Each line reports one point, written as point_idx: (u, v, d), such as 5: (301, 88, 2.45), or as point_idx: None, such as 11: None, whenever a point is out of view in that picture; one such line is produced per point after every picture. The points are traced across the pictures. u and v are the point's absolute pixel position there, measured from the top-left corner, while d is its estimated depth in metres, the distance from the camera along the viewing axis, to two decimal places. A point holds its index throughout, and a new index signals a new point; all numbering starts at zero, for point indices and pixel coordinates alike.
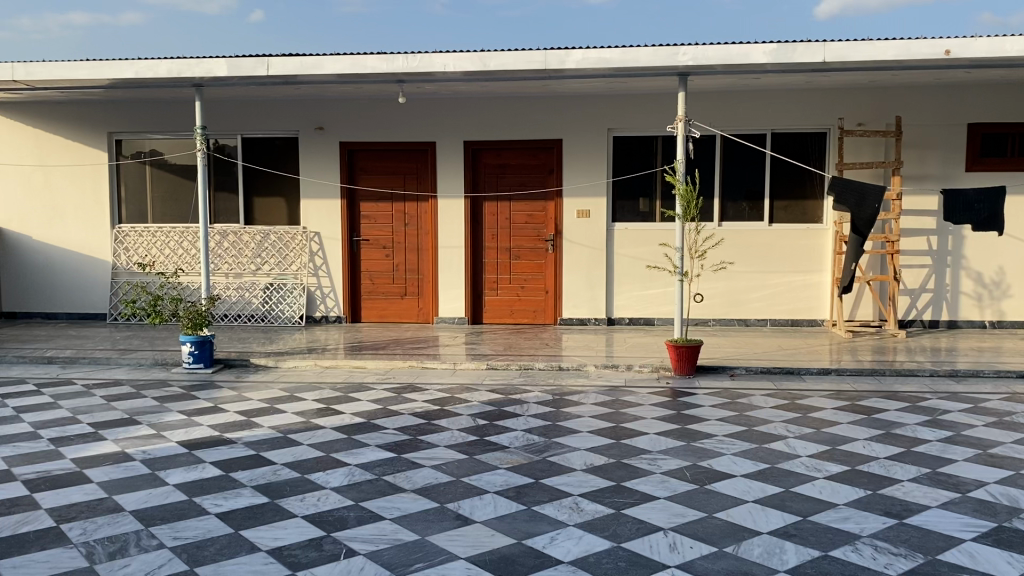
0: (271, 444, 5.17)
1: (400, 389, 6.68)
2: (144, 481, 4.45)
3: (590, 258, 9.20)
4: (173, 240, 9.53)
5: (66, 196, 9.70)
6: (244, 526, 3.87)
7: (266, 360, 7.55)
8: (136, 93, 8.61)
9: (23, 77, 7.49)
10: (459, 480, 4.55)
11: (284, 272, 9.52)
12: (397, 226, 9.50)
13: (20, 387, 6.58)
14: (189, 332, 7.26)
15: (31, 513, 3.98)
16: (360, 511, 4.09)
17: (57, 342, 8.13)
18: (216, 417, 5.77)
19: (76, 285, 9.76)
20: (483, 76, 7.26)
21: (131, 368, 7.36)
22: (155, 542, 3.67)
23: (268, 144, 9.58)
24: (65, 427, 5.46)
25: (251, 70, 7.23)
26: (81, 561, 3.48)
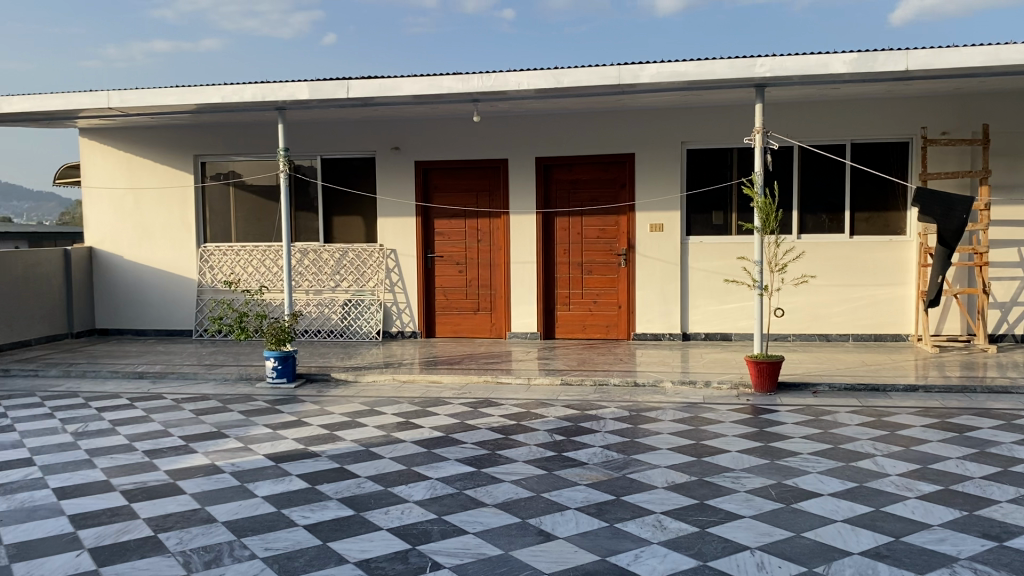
0: (353, 458, 5.26)
1: (476, 403, 6.72)
2: (235, 493, 4.57)
3: (664, 272, 9.13)
4: (256, 258, 9.82)
5: (155, 216, 10.08)
6: (332, 538, 3.94)
7: (346, 374, 7.69)
8: (220, 117, 8.91)
9: (118, 104, 7.85)
10: (539, 496, 4.55)
11: (362, 289, 9.72)
12: (470, 243, 9.59)
13: (114, 400, 6.85)
14: (272, 348, 7.45)
15: (130, 523, 4.13)
16: (443, 525, 4.13)
17: (147, 358, 8.44)
18: (301, 431, 5.90)
19: (163, 302, 10.13)
20: (557, 93, 7.30)
21: (217, 382, 7.59)
22: (247, 553, 3.77)
23: (346, 164, 9.80)
24: (158, 440, 5.65)
25: (332, 93, 7.41)
26: (179, 569, 3.60)
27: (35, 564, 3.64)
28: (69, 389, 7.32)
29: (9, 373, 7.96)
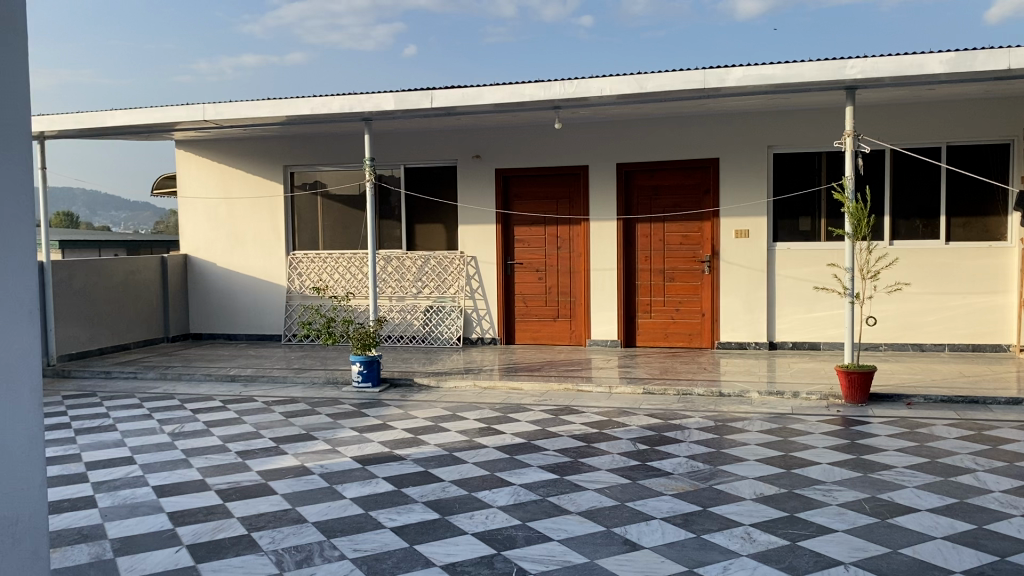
0: (438, 462, 5.31)
1: (558, 411, 6.70)
2: (324, 494, 4.67)
3: (750, 280, 8.96)
4: (342, 265, 10.05)
5: (246, 225, 10.41)
6: (418, 541, 3.99)
7: (428, 380, 7.78)
8: (309, 128, 9.15)
9: (213, 116, 8.15)
10: (624, 505, 4.51)
11: (443, 295, 9.81)
12: (550, 250, 9.59)
13: (208, 403, 7.09)
14: (358, 352, 7.60)
15: (225, 521, 4.26)
16: (528, 531, 4.13)
17: (239, 361, 8.71)
18: (386, 435, 6.00)
19: (254, 308, 10.44)
20: (640, 99, 7.23)
21: (305, 386, 7.78)
22: (337, 553, 3.84)
23: (428, 172, 9.93)
24: (249, 442, 5.82)
25: (417, 103, 7.55)
26: (272, 567, 3.69)
27: (137, 559, 3.79)
28: (165, 391, 7.62)
29: (110, 375, 8.33)
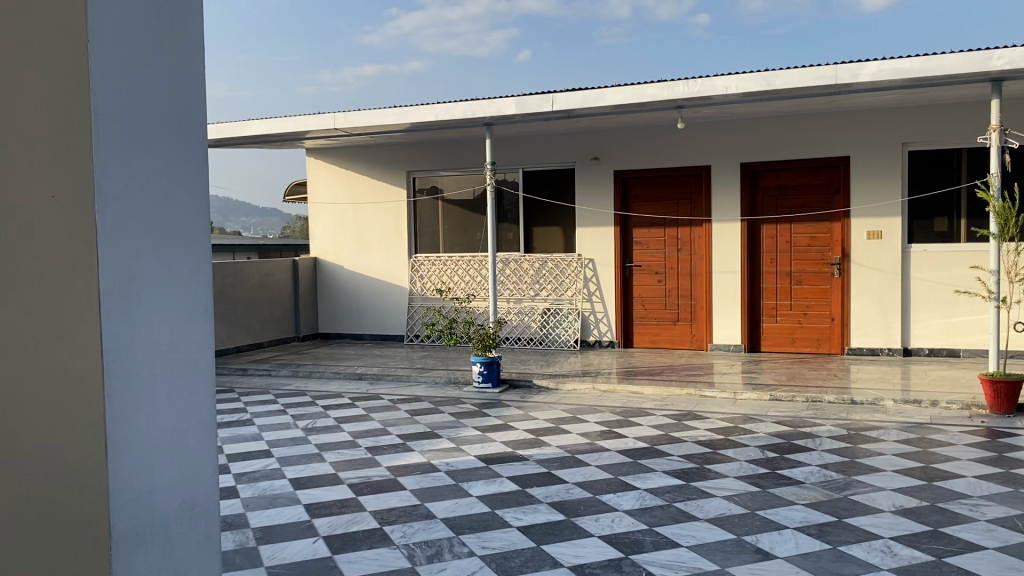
0: (561, 464, 5.32)
1: (681, 416, 6.59)
2: (451, 492, 4.76)
3: (883, 282, 8.59)
4: (462, 267, 10.22)
5: (371, 228, 10.73)
6: (546, 541, 4.00)
7: (548, 382, 7.81)
8: (431, 134, 9.37)
9: (343, 124, 8.45)
10: (753, 513, 4.39)
11: (560, 297, 9.84)
12: (670, 251, 9.46)
13: (338, 400, 7.34)
14: (479, 353, 7.71)
15: (359, 514, 4.40)
16: (655, 536, 4.08)
17: (365, 360, 8.98)
18: (509, 435, 6.06)
19: (378, 309, 10.76)
20: (767, 96, 7.05)
21: (428, 385, 7.95)
22: (466, 550, 3.90)
23: (547, 175, 9.97)
24: (377, 438, 5.99)
25: (538, 106, 7.60)
26: (404, 561, 3.79)
27: (278, 548, 3.96)
28: (297, 388, 7.94)
29: (246, 372, 8.75)
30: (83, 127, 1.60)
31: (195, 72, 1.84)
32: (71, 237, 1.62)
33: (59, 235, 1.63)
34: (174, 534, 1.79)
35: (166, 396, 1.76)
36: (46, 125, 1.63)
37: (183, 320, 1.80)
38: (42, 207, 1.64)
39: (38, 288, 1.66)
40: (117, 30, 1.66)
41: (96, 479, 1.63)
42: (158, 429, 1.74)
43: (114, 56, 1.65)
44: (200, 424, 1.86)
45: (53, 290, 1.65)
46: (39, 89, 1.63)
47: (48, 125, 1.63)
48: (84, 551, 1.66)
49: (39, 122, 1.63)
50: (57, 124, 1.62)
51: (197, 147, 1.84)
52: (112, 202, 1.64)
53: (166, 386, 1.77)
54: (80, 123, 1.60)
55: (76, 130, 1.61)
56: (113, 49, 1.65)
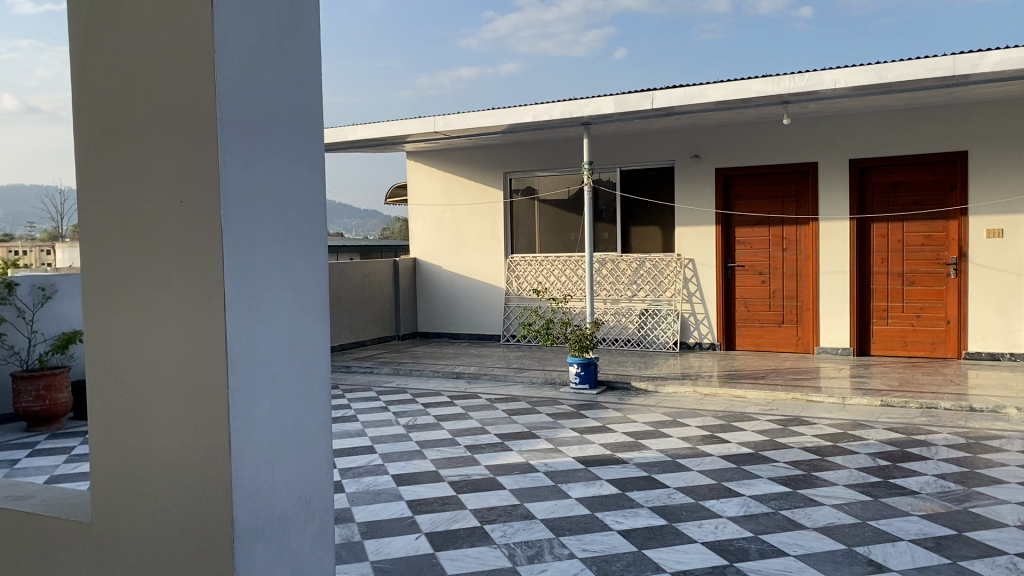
0: (661, 468, 5.24)
1: (786, 421, 6.40)
2: (550, 493, 4.76)
3: (1004, 284, 8.17)
4: (558, 268, 10.20)
5: (469, 229, 10.84)
6: (647, 545, 3.95)
7: (646, 385, 7.71)
8: (529, 135, 9.41)
9: (442, 127, 8.55)
10: (865, 524, 4.22)
11: (659, 298, 9.70)
12: (774, 251, 9.21)
13: (437, 398, 7.44)
14: (576, 355, 7.66)
15: (459, 512, 4.44)
16: (760, 544, 3.96)
17: (463, 360, 9.08)
18: (608, 437, 6.01)
19: (476, 309, 10.85)
20: (877, 90, 6.79)
21: (525, 385, 7.97)
22: (566, 551, 3.88)
23: (645, 175, 9.86)
24: (476, 437, 6.04)
25: (637, 105, 7.50)
26: (505, 560, 3.79)
27: (382, 543, 4.03)
28: (398, 386, 8.10)
29: (350, 369, 8.97)
30: (198, 135, 1.46)
31: (312, 55, 1.68)
32: (185, 250, 1.48)
33: (170, 243, 1.50)
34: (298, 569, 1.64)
35: (285, 390, 1.60)
36: (157, 125, 1.50)
37: (301, 312, 1.64)
38: (152, 210, 1.52)
39: (154, 283, 1.52)
40: (242, 40, 1.50)
41: (218, 518, 1.48)
42: (281, 460, 1.60)
43: (240, 60, 1.50)
44: (317, 421, 1.70)
45: (166, 284, 1.51)
46: (148, 88, 1.50)
47: (158, 126, 1.50)
48: (201, 558, 1.50)
49: (149, 123, 1.51)
50: (170, 129, 1.49)
51: (314, 129, 1.67)
52: (237, 219, 1.49)
53: (285, 382, 1.61)
54: (196, 132, 1.46)
55: (188, 136, 1.47)
56: (236, 54, 1.49)
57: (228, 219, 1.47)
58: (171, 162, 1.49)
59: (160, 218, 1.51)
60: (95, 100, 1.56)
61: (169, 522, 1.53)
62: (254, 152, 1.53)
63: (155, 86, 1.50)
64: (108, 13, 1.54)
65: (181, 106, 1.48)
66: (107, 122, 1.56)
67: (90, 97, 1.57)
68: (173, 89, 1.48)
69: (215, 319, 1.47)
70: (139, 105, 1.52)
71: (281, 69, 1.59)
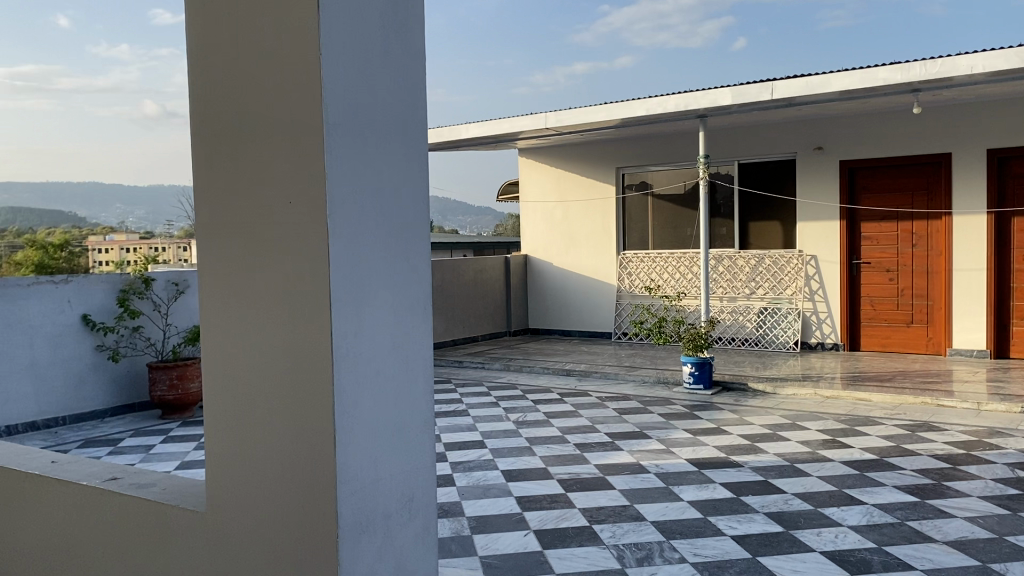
0: (778, 473, 5.06)
1: (915, 427, 6.06)
2: (661, 494, 4.67)
3: None
4: (673, 264, 10.01)
5: (581, 226, 10.80)
6: (762, 552, 3.81)
7: (764, 386, 7.47)
8: (642, 129, 9.28)
9: (554, 123, 8.56)
10: (1002, 539, 3.94)
11: (779, 296, 9.38)
12: (903, 248, 8.76)
13: (548, 395, 7.44)
14: (690, 354, 7.50)
15: (568, 511, 4.42)
16: (885, 556, 3.76)
17: (573, 357, 9.05)
18: (722, 439, 5.86)
19: (588, 306, 10.79)
20: (1020, 74, 6.34)
21: (637, 384, 7.87)
22: (677, 555, 3.80)
23: (764, 168, 9.56)
24: (586, 435, 6.01)
25: (756, 95, 7.26)
26: (613, 561, 3.74)
27: (491, 538, 4.05)
28: (509, 381, 8.15)
29: (462, 364, 9.09)
30: (303, 128, 1.39)
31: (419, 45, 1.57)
32: (293, 245, 1.43)
33: (278, 239, 1.45)
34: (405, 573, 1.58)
35: (389, 390, 1.53)
36: (264, 123, 1.45)
37: (405, 310, 1.56)
38: (260, 205, 1.47)
39: (261, 279, 1.48)
40: (349, 31, 1.42)
41: (322, 526, 1.42)
42: (385, 464, 1.53)
43: (346, 56, 1.42)
44: (422, 417, 1.62)
45: (274, 282, 1.46)
46: (258, 86, 1.45)
47: (264, 125, 1.45)
48: (306, 557, 1.45)
49: (256, 121, 1.46)
50: (276, 123, 1.43)
51: (421, 120, 1.57)
52: (343, 219, 1.41)
53: (390, 382, 1.53)
54: (302, 125, 1.39)
55: (294, 130, 1.40)
56: (342, 51, 1.41)
57: (334, 221, 1.39)
58: (277, 156, 1.43)
59: (268, 215, 1.46)
60: (206, 95, 1.52)
61: (275, 518, 1.49)
62: (361, 149, 1.44)
63: (263, 81, 1.44)
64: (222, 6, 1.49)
65: (287, 99, 1.41)
66: (218, 115, 1.51)
67: (202, 90, 1.53)
68: (281, 84, 1.42)
69: (321, 323, 1.40)
70: (247, 98, 1.47)
71: (389, 60, 1.50)
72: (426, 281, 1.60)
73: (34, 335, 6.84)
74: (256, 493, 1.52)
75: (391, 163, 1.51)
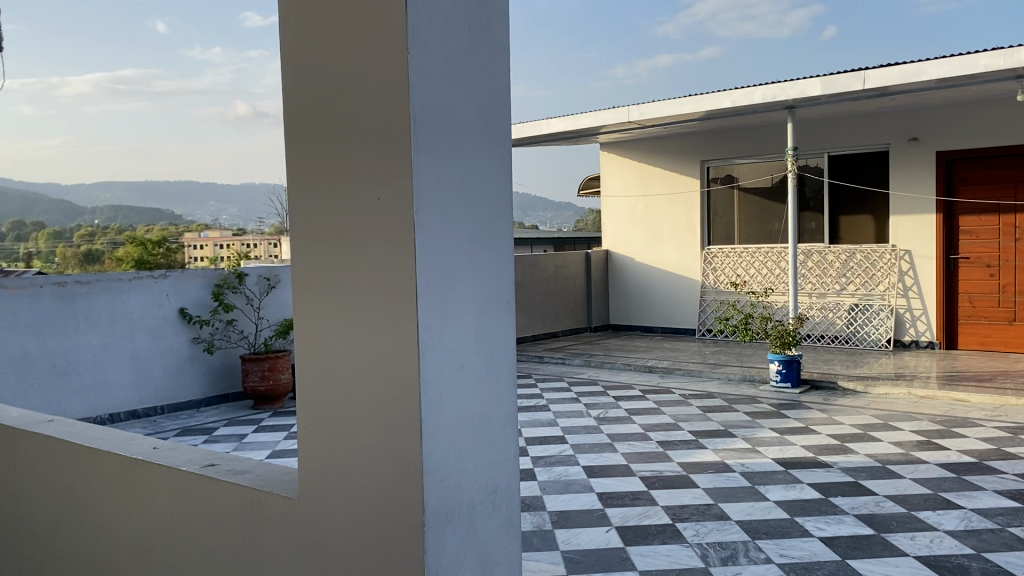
0: (870, 474, 4.91)
1: (1017, 430, 5.79)
2: (747, 494, 4.59)
3: None
4: (759, 260, 9.80)
5: (663, 221, 10.67)
6: (852, 555, 3.70)
7: (855, 385, 7.26)
8: (727, 122, 9.11)
9: (637, 117, 8.49)
10: None
11: (870, 293, 9.08)
12: (1005, 241, 8.38)
13: (630, 391, 7.40)
14: (777, 351, 7.33)
15: (651, 508, 4.39)
16: (984, 563, 3.60)
17: (656, 353, 8.97)
18: (810, 439, 5.71)
19: (671, 302, 10.67)
20: None
21: (721, 381, 7.74)
22: (763, 556, 3.72)
23: (855, 159, 9.26)
24: (669, 432, 5.95)
25: (847, 85, 7.04)
26: (697, 560, 3.70)
27: (573, 533, 4.06)
28: (590, 377, 8.14)
29: (543, 359, 9.12)
30: (390, 126, 1.40)
31: (501, 42, 1.56)
32: (381, 243, 1.44)
33: (367, 234, 1.46)
34: (489, 565, 1.59)
35: (473, 384, 1.54)
36: (352, 122, 1.46)
37: (488, 304, 1.57)
38: (350, 202, 1.49)
39: (351, 275, 1.50)
40: (436, 29, 1.42)
41: (411, 517, 1.45)
42: (469, 456, 1.54)
43: (432, 54, 1.41)
44: (505, 411, 1.63)
45: (364, 277, 1.48)
46: (345, 86, 1.46)
47: (352, 126, 1.46)
48: (394, 546, 1.48)
49: (344, 121, 1.47)
50: (364, 122, 1.44)
51: (506, 113, 1.57)
52: (428, 216, 1.42)
53: (474, 375, 1.54)
54: (388, 122, 1.40)
55: (383, 130, 1.41)
56: (429, 49, 1.40)
57: (420, 218, 1.40)
58: (367, 156, 1.44)
59: (355, 212, 1.48)
60: (297, 95, 1.55)
61: (365, 506, 1.52)
62: (447, 147, 1.44)
63: (352, 79, 1.45)
64: (311, 9, 1.52)
65: (374, 97, 1.42)
66: (308, 114, 1.54)
67: (292, 89, 1.56)
68: (368, 84, 1.43)
69: (409, 317, 1.42)
70: (335, 97, 1.48)
71: (473, 58, 1.50)
72: (508, 277, 1.61)
73: (135, 327, 7.16)
74: (346, 481, 1.56)
75: (475, 160, 1.51)
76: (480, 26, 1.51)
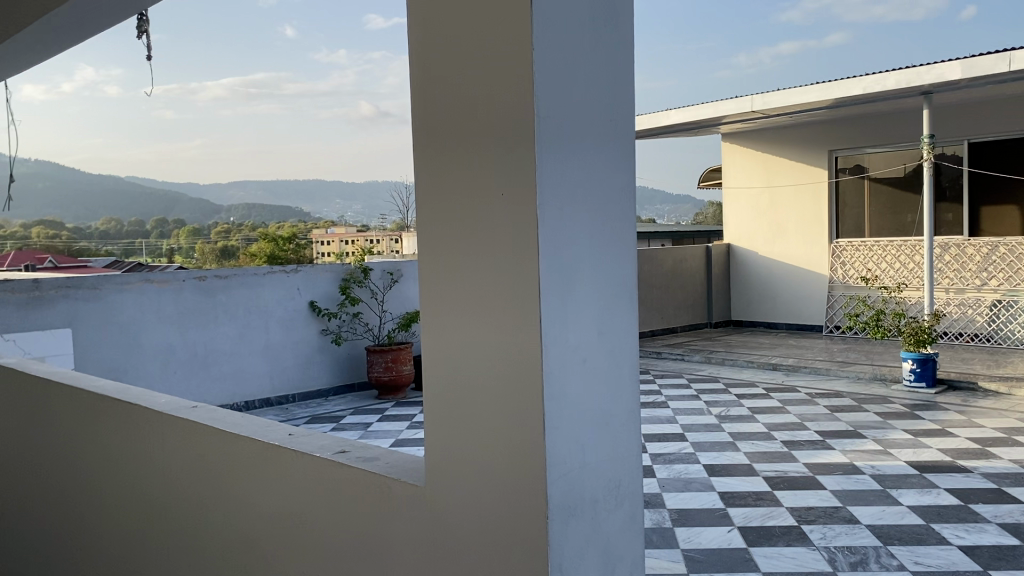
0: (1014, 481, 4.61)
1: None
2: (878, 498, 4.40)
3: None
4: (891, 253, 9.34)
5: (788, 213, 10.34)
6: (994, 566, 3.49)
7: (997, 386, 6.83)
8: (857, 109, 8.74)
9: (760, 106, 8.28)
10: None
11: (1015, 288, 8.48)
12: None
13: (752, 389, 7.22)
14: (911, 349, 6.99)
15: (775, 509, 4.28)
16: None
17: (779, 350, 8.72)
18: (947, 442, 5.42)
19: (796, 297, 10.33)
20: None
21: (850, 380, 7.45)
22: (896, 563, 3.56)
23: (1001, 146, 8.69)
24: (794, 432, 5.77)
25: (991, 67, 6.62)
26: (824, 564, 3.57)
27: (694, 532, 4.01)
28: (710, 374, 8.00)
29: (661, 355, 9.03)
30: (516, 125, 1.42)
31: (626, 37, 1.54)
32: (505, 238, 1.47)
33: (492, 231, 1.49)
34: (611, 562, 1.58)
35: (595, 380, 1.54)
36: (477, 121, 1.49)
37: (611, 300, 1.56)
38: (474, 199, 1.52)
39: (476, 271, 1.54)
40: (560, 28, 1.42)
41: (534, 508, 1.47)
42: (591, 450, 1.54)
43: (557, 51, 1.42)
44: (627, 409, 1.61)
45: (490, 271, 1.51)
46: (471, 85, 1.50)
47: (477, 124, 1.49)
48: (520, 533, 1.50)
49: (471, 121, 1.50)
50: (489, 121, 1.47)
51: (630, 109, 1.55)
52: (552, 213, 1.43)
53: (596, 372, 1.54)
54: (515, 122, 1.42)
55: (508, 129, 1.43)
56: (554, 46, 1.41)
57: (545, 216, 1.42)
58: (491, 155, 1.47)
59: (482, 208, 1.51)
60: (425, 97, 1.60)
61: (489, 494, 1.56)
62: (569, 141, 1.45)
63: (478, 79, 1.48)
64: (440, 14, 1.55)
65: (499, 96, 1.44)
66: (435, 117, 1.58)
67: (421, 93, 1.61)
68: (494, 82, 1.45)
69: (532, 311, 1.44)
70: (462, 98, 1.52)
71: (597, 54, 1.49)
72: (630, 276, 1.59)
73: (268, 320, 7.51)
74: (472, 470, 1.59)
75: (597, 156, 1.50)
76: (603, 25, 1.50)
